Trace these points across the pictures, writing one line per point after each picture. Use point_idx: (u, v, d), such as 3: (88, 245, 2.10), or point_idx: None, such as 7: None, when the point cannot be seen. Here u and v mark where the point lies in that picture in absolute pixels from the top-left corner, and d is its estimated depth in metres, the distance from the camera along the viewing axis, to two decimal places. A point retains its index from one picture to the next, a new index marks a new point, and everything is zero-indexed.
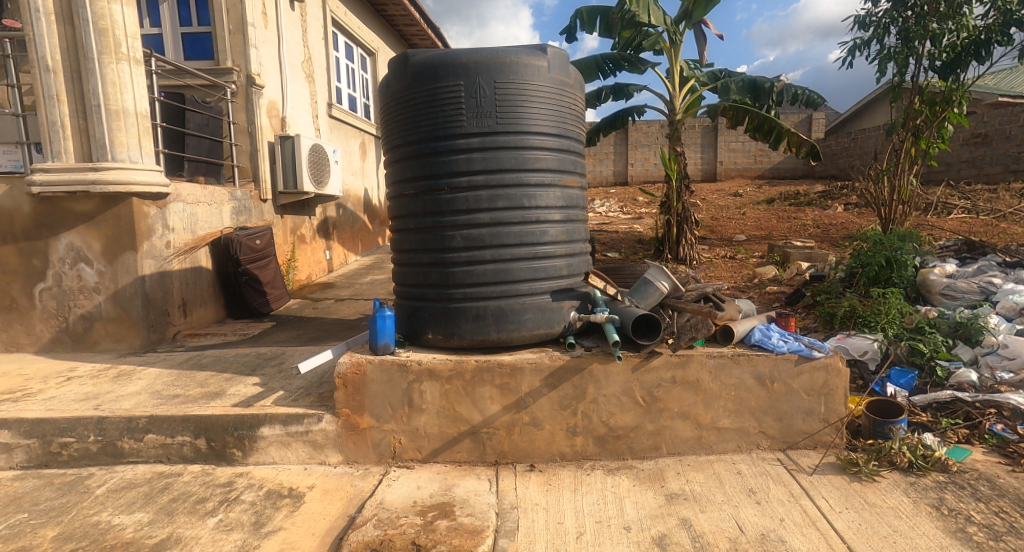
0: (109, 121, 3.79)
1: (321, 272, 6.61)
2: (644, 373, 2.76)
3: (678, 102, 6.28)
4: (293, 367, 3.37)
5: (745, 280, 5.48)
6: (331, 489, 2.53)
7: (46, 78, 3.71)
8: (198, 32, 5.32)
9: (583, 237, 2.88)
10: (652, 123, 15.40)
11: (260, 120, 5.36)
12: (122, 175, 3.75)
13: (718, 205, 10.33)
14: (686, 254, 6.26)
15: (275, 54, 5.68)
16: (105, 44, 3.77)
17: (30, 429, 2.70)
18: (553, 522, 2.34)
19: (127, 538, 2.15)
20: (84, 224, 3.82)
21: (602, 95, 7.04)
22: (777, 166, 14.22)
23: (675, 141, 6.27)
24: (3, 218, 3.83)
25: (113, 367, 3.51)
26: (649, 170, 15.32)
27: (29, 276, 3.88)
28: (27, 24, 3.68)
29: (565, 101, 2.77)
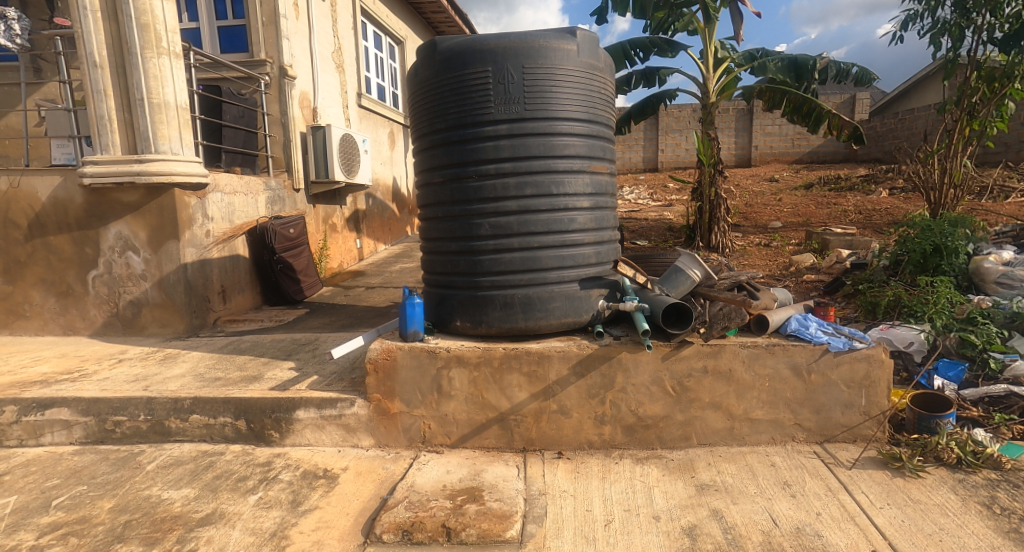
0: (152, 113, 3.94)
1: (353, 261, 6.75)
2: (674, 362, 2.72)
3: (712, 84, 6.09)
4: (326, 352, 3.47)
5: (779, 269, 5.33)
6: (364, 471, 2.61)
7: (94, 73, 3.88)
8: (233, 25, 5.45)
9: (611, 225, 2.85)
10: (683, 107, 15.01)
11: (292, 111, 5.47)
12: (165, 167, 3.90)
13: (753, 191, 10.02)
14: (718, 241, 6.12)
15: (306, 45, 5.77)
16: (147, 40, 3.90)
17: (87, 407, 2.85)
18: (581, 509, 2.35)
19: (175, 512, 2.27)
20: (131, 214, 4.00)
21: (632, 80, 6.88)
22: (816, 149, 13.68)
23: (707, 126, 6.10)
24: (58, 209, 4.05)
25: (159, 351, 3.68)
26: (680, 156, 14.96)
27: (83, 264, 4.09)
28: (76, 22, 3.84)
29: (594, 85, 2.74)
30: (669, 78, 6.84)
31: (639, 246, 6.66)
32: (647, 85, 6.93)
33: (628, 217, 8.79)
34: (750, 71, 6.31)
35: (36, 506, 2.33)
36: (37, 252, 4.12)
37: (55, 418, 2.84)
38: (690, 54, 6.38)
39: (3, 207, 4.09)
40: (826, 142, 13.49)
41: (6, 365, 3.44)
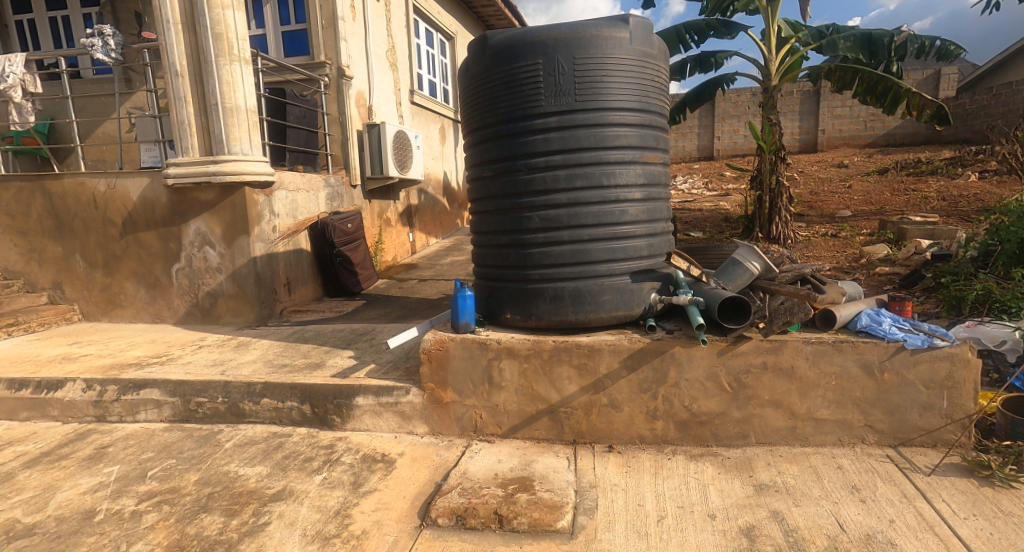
0: (225, 117, 4.22)
1: (407, 254, 6.95)
2: (731, 357, 2.64)
3: (774, 66, 5.79)
4: (381, 342, 3.62)
5: (845, 262, 5.01)
6: (419, 457, 2.70)
7: (176, 82, 4.21)
8: (295, 29, 5.71)
9: (664, 216, 2.79)
10: (742, 91, 14.28)
11: (350, 110, 5.68)
12: (236, 167, 4.17)
13: (818, 178, 9.44)
14: (779, 232, 5.82)
15: (361, 45, 5.95)
16: (221, 48, 4.18)
17: (173, 389, 3.10)
18: (633, 504, 2.34)
19: (251, 488, 2.45)
20: (208, 211, 4.31)
21: (686, 66, 6.65)
22: (892, 131, 12.69)
23: (768, 110, 5.84)
24: (147, 207, 4.42)
25: (234, 338, 3.96)
26: (738, 143, 14.28)
27: (168, 258, 4.45)
28: (161, 35, 4.17)
29: (647, 72, 2.68)
30: (725, 62, 6.56)
31: (693, 237, 6.45)
32: (703, 71, 6.67)
33: (682, 208, 8.52)
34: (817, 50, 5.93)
35: (133, 476, 2.58)
36: (130, 247, 4.52)
37: (148, 398, 3.11)
38: (750, 35, 6.07)
39: (101, 207, 4.51)
40: (904, 122, 12.48)
41: (106, 349, 3.81)
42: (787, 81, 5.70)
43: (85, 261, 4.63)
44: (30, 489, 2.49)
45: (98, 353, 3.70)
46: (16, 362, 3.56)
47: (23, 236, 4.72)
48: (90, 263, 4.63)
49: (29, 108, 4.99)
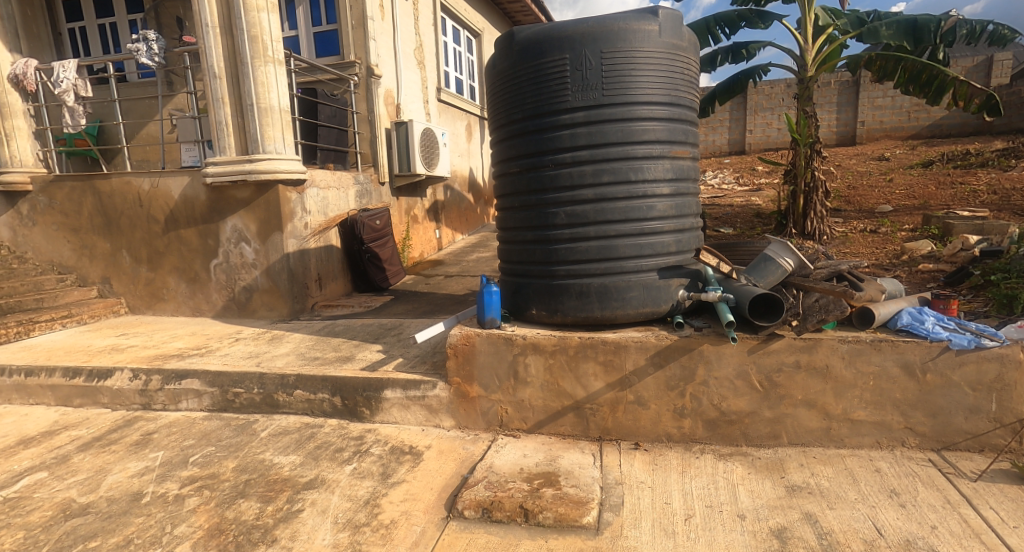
0: (260, 117, 4.35)
1: (433, 250, 7.02)
2: (762, 356, 2.59)
3: (810, 56, 5.60)
4: (409, 337, 3.68)
5: (885, 259, 4.82)
6: (445, 450, 2.74)
7: (214, 83, 4.35)
8: (326, 30, 5.81)
9: (693, 212, 2.74)
10: (776, 83, 13.84)
11: (378, 108, 5.76)
12: (271, 165, 4.30)
13: (857, 171, 9.09)
14: (815, 228, 5.64)
15: (390, 44, 6.02)
16: (256, 50, 4.30)
17: (213, 379, 3.23)
18: (660, 502, 2.32)
19: (285, 476, 2.54)
20: (244, 209, 4.45)
21: (717, 58, 6.48)
22: (938, 122, 12.10)
23: (804, 102, 5.68)
24: (188, 205, 4.59)
25: (268, 332, 4.09)
26: (771, 136, 13.86)
27: (207, 254, 4.63)
28: (200, 39, 4.33)
29: (677, 65, 2.63)
30: (759, 52, 6.35)
31: (723, 233, 6.31)
32: (735, 62, 6.49)
33: (712, 203, 8.33)
34: (857, 38, 5.70)
35: (176, 461, 2.70)
36: (171, 243, 4.71)
37: (189, 387, 3.24)
38: (785, 25, 5.88)
39: (145, 205, 4.71)
40: (951, 112, 11.88)
41: (151, 341, 3.99)
42: (824, 71, 5.50)
43: (131, 257, 4.85)
44: (84, 471, 2.64)
45: (144, 345, 3.88)
46: (70, 351, 3.76)
47: (74, 233, 4.98)
48: (135, 259, 4.85)
49: (81, 112, 5.21)
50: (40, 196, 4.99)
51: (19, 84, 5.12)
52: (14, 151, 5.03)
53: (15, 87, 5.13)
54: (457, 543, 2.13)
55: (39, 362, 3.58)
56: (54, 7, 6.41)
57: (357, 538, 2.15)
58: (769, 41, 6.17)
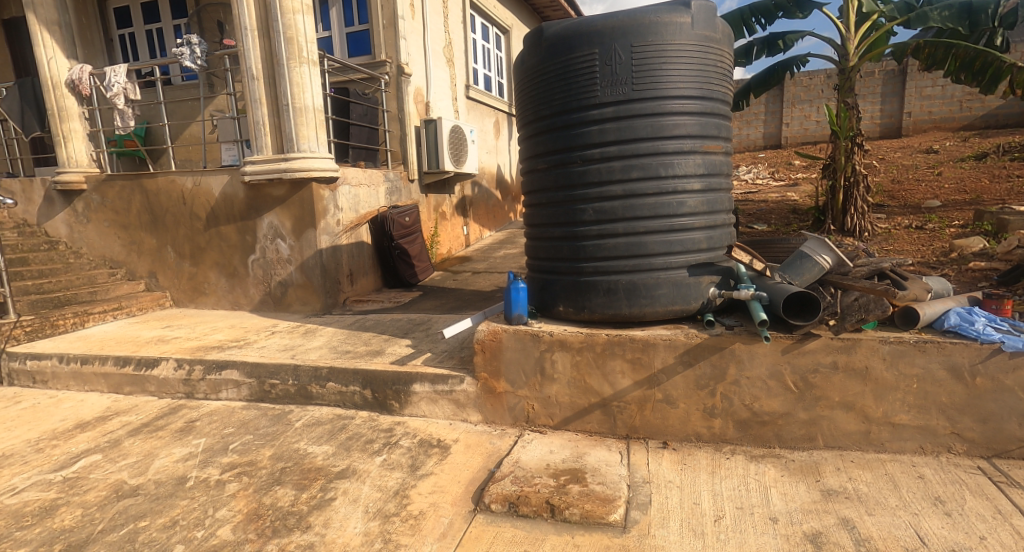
0: (295, 117, 4.46)
1: (461, 247, 7.07)
2: (797, 356, 2.51)
3: (853, 45, 5.41)
4: (437, 332, 3.74)
5: (932, 256, 4.58)
6: (473, 444, 2.78)
7: (252, 85, 4.50)
8: (358, 30, 5.90)
9: (725, 208, 2.69)
10: (815, 74, 13.31)
11: (408, 106, 5.82)
12: (305, 164, 4.42)
13: (902, 165, 8.66)
14: (855, 224, 5.41)
15: (420, 43, 6.07)
16: (292, 51, 4.41)
17: (250, 370, 3.36)
18: (689, 502, 2.30)
19: (318, 465, 2.63)
20: (280, 206, 4.59)
21: (753, 50, 6.26)
22: (993, 112, 11.40)
23: (845, 93, 5.49)
24: (227, 202, 4.77)
25: (302, 326, 4.22)
26: (809, 129, 13.36)
27: (245, 250, 4.79)
28: (239, 41, 4.48)
29: (709, 58, 2.57)
30: (796, 43, 6.14)
31: (756, 230, 6.11)
32: (771, 54, 6.28)
33: (745, 200, 8.10)
34: (904, 25, 5.42)
35: (217, 448, 2.83)
36: (212, 239, 4.90)
37: (228, 378, 3.38)
38: (826, 14, 5.64)
39: (188, 202, 4.91)
40: (1008, 101, 11.18)
41: (195, 333, 4.17)
42: (867, 61, 5.27)
43: (175, 252, 5.08)
44: (134, 455, 2.80)
45: (187, 336, 4.06)
46: (121, 342, 3.97)
47: (124, 230, 5.24)
48: (179, 254, 5.07)
49: (130, 114, 5.49)
50: (93, 194, 5.28)
51: (74, 89, 5.41)
52: (70, 152, 5.32)
53: (71, 92, 5.42)
54: (483, 536, 2.16)
55: (93, 351, 3.80)
56: (105, 15, 6.75)
57: (387, 527, 2.21)
58: (808, 30, 5.93)
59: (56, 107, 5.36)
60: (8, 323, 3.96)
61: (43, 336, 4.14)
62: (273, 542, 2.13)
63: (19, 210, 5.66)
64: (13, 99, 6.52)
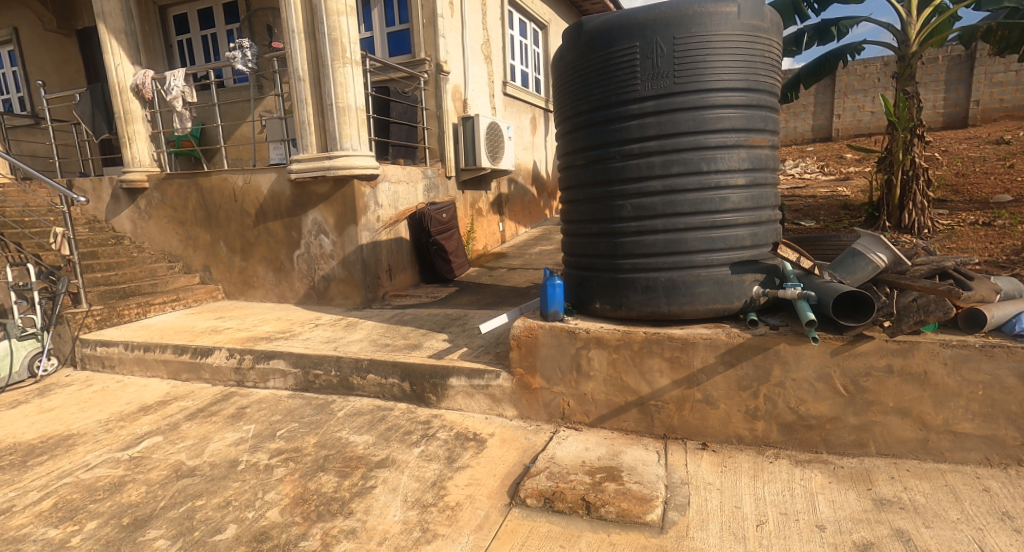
0: (339, 116, 4.59)
1: (496, 243, 7.10)
2: (848, 358, 2.40)
3: (914, 30, 5.07)
4: (473, 327, 3.78)
5: (999, 254, 4.26)
6: (508, 438, 2.80)
7: (299, 85, 4.65)
8: (399, 29, 5.98)
9: (771, 204, 2.59)
10: (870, 62, 12.64)
11: (446, 104, 5.87)
12: (347, 162, 4.55)
13: (968, 157, 8.09)
14: (913, 221, 5.09)
15: (459, 41, 6.10)
16: (336, 52, 4.54)
17: (296, 360, 3.50)
18: (729, 505, 2.24)
19: (359, 453, 2.72)
20: (324, 203, 4.74)
21: (804, 37, 5.97)
22: None
23: (904, 82, 5.18)
24: (275, 199, 4.96)
25: (344, 319, 4.36)
26: (862, 121, 12.70)
27: (291, 245, 4.98)
28: (287, 44, 4.63)
29: (756, 48, 2.47)
30: (851, 30, 5.76)
31: (803, 226, 5.83)
32: (823, 41, 5.96)
33: (792, 195, 7.77)
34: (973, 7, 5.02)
35: (266, 434, 2.97)
36: (261, 235, 5.11)
37: (276, 367, 3.54)
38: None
39: (239, 200, 5.14)
40: None
41: (245, 324, 4.38)
42: (929, 47, 4.93)
43: (227, 247, 5.33)
44: (191, 438, 2.98)
45: (238, 327, 4.27)
46: (179, 331, 4.21)
47: (181, 226, 5.54)
48: (231, 249, 5.32)
49: (188, 116, 5.76)
50: (155, 192, 5.61)
51: (138, 93, 5.73)
52: (134, 152, 5.65)
53: (135, 96, 5.74)
54: (518, 530, 2.18)
55: (155, 339, 4.05)
56: (166, 22, 7.12)
57: (425, 517, 2.26)
58: (864, 16, 5.59)
59: (122, 110, 5.69)
60: (81, 312, 4.27)
61: (111, 324, 4.45)
62: (318, 525, 2.23)
63: (88, 207, 6.07)
64: (84, 104, 6.89)
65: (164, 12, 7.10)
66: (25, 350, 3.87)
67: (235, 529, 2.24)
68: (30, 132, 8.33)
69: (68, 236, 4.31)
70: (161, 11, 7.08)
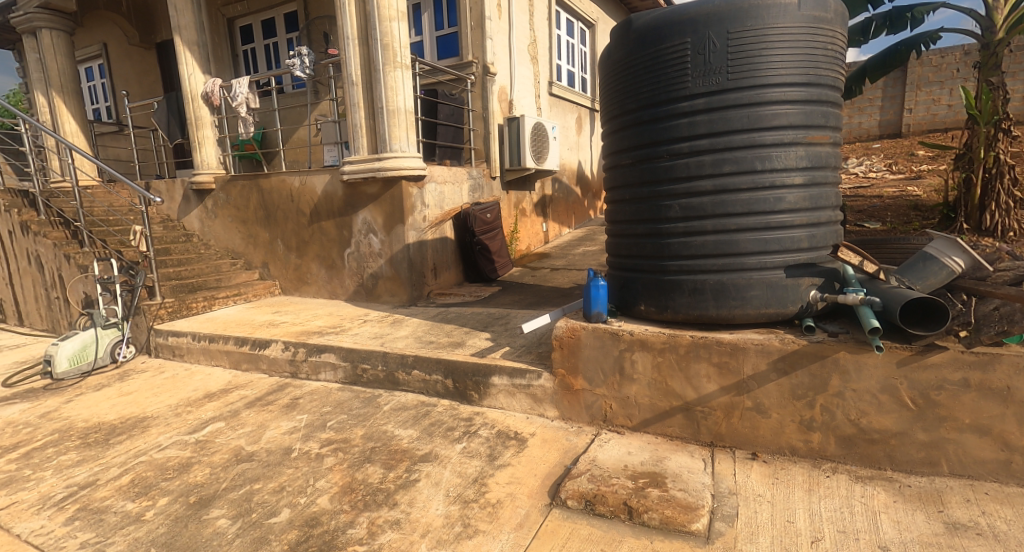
0: (388, 119, 4.73)
1: (540, 243, 7.07)
2: (916, 370, 2.23)
3: (1000, 15, 4.63)
4: (515, 327, 3.79)
5: None
6: (549, 439, 2.79)
7: (352, 90, 4.82)
8: (447, 33, 6.07)
9: (831, 204, 2.44)
10: (948, 51, 11.70)
11: (492, 105, 5.91)
12: (396, 163, 4.68)
13: None
14: (996, 223, 4.67)
15: (506, 42, 6.11)
16: (387, 56, 4.67)
17: (345, 355, 3.64)
18: (781, 519, 2.14)
19: (404, 447, 2.79)
20: (373, 203, 4.89)
21: (872, 25, 5.59)
22: None
23: (987, 73, 4.71)
24: (328, 199, 5.15)
25: (391, 316, 4.48)
26: (937, 114, 11.76)
27: (342, 243, 5.16)
28: (342, 51, 4.81)
29: (818, 40, 2.34)
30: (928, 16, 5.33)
31: (866, 229, 5.43)
32: (895, 30, 5.54)
33: (855, 195, 7.30)
34: None
35: (317, 424, 3.11)
36: (315, 233, 5.33)
37: (327, 361, 3.69)
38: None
39: (296, 200, 5.38)
40: None
41: (299, 319, 4.59)
42: (1017, 33, 4.47)
43: (284, 245, 5.60)
44: (250, 425, 3.16)
45: (293, 322, 4.48)
46: (240, 324, 4.48)
47: (244, 224, 5.87)
48: (288, 247, 5.58)
49: (251, 121, 6.11)
50: (221, 193, 5.98)
51: (207, 100, 6.11)
52: (203, 156, 6.04)
53: (205, 103, 6.12)
54: (559, 530, 2.17)
55: (219, 331, 4.32)
56: (233, 33, 7.58)
57: (467, 512, 2.30)
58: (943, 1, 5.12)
59: (193, 117, 6.10)
60: (155, 304, 4.60)
61: (181, 316, 4.80)
62: (364, 515, 2.31)
63: (163, 207, 6.55)
64: (162, 112, 7.50)
65: (232, 23, 7.57)
66: (109, 338, 4.25)
67: (289, 513, 2.36)
68: (115, 138, 9.08)
69: (145, 234, 4.66)
70: (229, 22, 7.54)
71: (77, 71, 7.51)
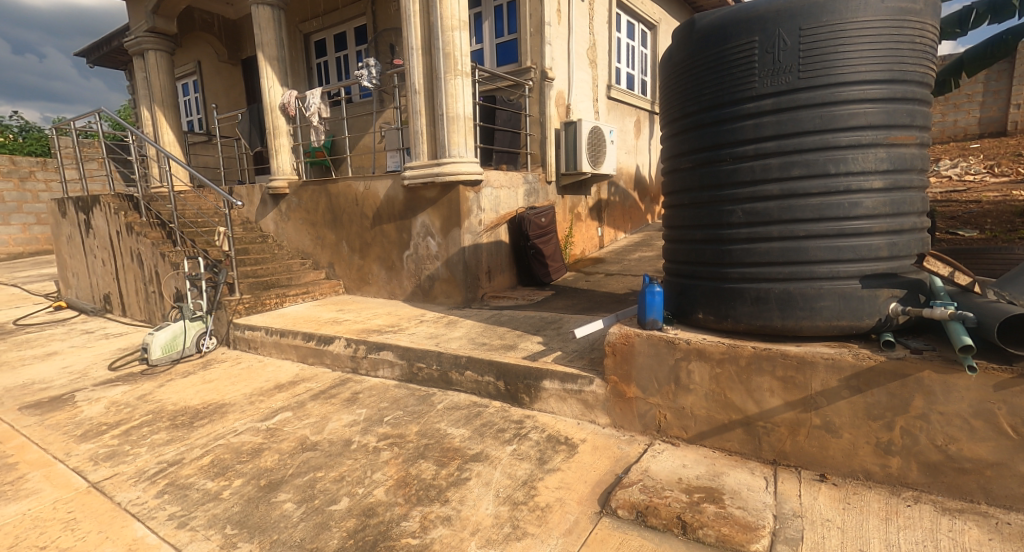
0: (448, 125, 4.84)
1: (595, 248, 6.94)
2: (1017, 395, 1.98)
3: None
4: (568, 331, 3.76)
5: None
6: (600, 446, 2.74)
7: (415, 98, 4.98)
8: (507, 40, 6.12)
9: (915, 209, 2.23)
10: None
11: (549, 109, 5.90)
12: (455, 168, 4.77)
13: None
14: None
15: (565, 47, 6.08)
16: (449, 65, 4.79)
17: (403, 353, 3.76)
18: (853, 547, 1.98)
19: (456, 445, 2.85)
20: (432, 207, 5.02)
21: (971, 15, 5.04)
22: None
23: None
24: (390, 203, 5.35)
25: (446, 317, 4.58)
26: None
27: (401, 246, 5.33)
28: (407, 61, 4.98)
29: (905, 33, 2.14)
30: None
31: (960, 236, 4.91)
32: (997, 19, 5.03)
33: (948, 200, 6.63)
34: None
35: (375, 419, 3.23)
36: (377, 235, 5.55)
37: (385, 358, 3.83)
38: None
39: (360, 203, 5.63)
40: None
41: (360, 317, 4.80)
42: None
43: (348, 247, 5.88)
44: (314, 416, 3.35)
45: (355, 320, 4.69)
46: (308, 321, 4.74)
47: (313, 227, 6.21)
48: (352, 249, 5.85)
49: (322, 130, 6.47)
50: (293, 198, 6.36)
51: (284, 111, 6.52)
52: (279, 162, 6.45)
53: (282, 114, 6.54)
54: (608, 540, 2.13)
55: (288, 326, 4.60)
56: (308, 48, 8.06)
57: (516, 514, 2.30)
58: None
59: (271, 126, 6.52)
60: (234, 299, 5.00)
61: (257, 311, 5.16)
62: (417, 509, 2.38)
63: (244, 210, 7.06)
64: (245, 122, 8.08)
65: (308, 38, 8.05)
66: (194, 330, 4.64)
67: (348, 502, 2.47)
68: (205, 146, 9.88)
69: (226, 235, 5.08)
70: (306, 37, 8.04)
71: (175, 86, 8.25)
